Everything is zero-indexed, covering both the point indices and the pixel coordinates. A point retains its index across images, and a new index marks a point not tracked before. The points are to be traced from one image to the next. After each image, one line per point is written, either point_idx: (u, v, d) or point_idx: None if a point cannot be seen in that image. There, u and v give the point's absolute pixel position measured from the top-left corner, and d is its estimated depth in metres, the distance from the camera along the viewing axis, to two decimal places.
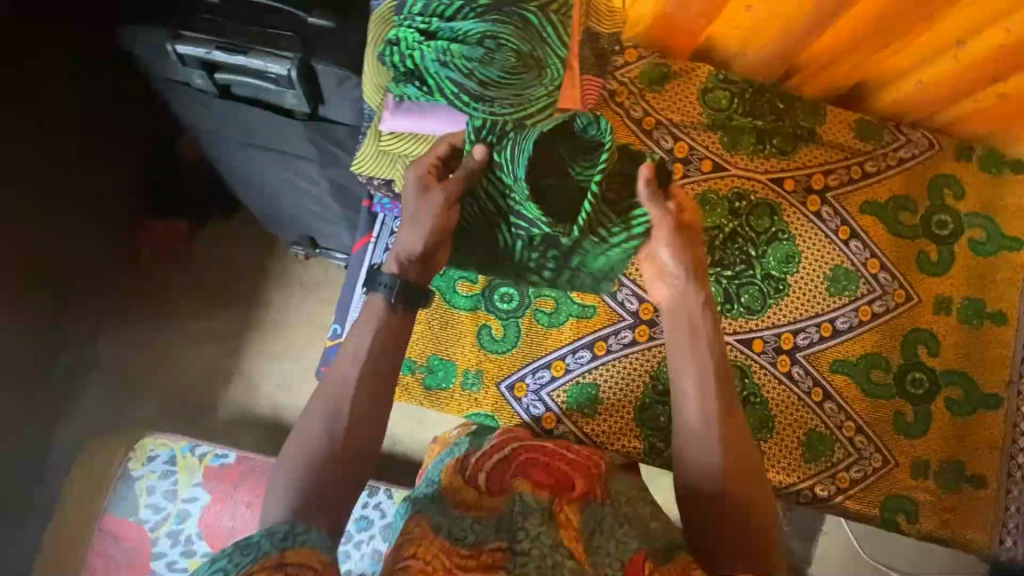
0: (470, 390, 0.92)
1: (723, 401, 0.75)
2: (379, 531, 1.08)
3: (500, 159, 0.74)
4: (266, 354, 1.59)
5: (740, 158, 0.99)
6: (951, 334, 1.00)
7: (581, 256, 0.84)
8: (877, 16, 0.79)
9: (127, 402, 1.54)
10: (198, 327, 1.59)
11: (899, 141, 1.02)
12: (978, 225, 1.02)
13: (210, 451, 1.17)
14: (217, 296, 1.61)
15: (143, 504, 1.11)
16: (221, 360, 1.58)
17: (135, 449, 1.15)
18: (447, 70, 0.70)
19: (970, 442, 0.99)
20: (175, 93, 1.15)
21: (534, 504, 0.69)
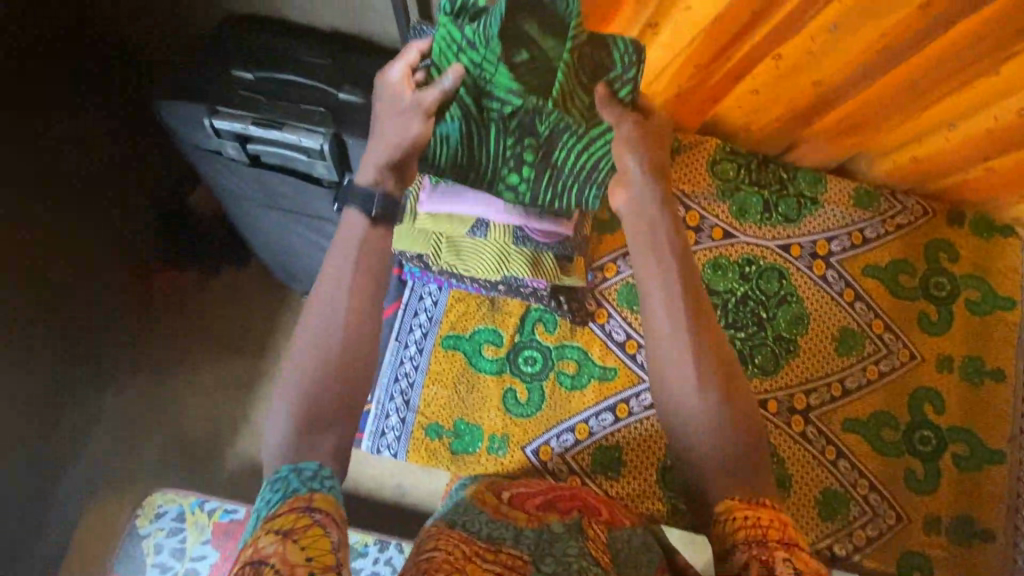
0: (495, 455, 0.94)
1: (695, 308, 0.66)
2: None
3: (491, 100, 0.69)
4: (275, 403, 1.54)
5: (749, 226, 1.05)
6: (955, 392, 1.04)
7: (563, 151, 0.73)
8: (877, 103, 0.86)
9: (128, 452, 1.47)
10: (205, 375, 1.54)
11: (896, 208, 1.08)
12: (973, 286, 1.08)
13: (220, 505, 1.11)
14: (220, 337, 1.56)
15: (148, 564, 1.06)
16: (226, 409, 1.52)
17: (143, 505, 1.10)
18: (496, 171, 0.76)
19: (979, 497, 1.01)
20: (202, 159, 1.18)
21: (562, 527, 0.69)
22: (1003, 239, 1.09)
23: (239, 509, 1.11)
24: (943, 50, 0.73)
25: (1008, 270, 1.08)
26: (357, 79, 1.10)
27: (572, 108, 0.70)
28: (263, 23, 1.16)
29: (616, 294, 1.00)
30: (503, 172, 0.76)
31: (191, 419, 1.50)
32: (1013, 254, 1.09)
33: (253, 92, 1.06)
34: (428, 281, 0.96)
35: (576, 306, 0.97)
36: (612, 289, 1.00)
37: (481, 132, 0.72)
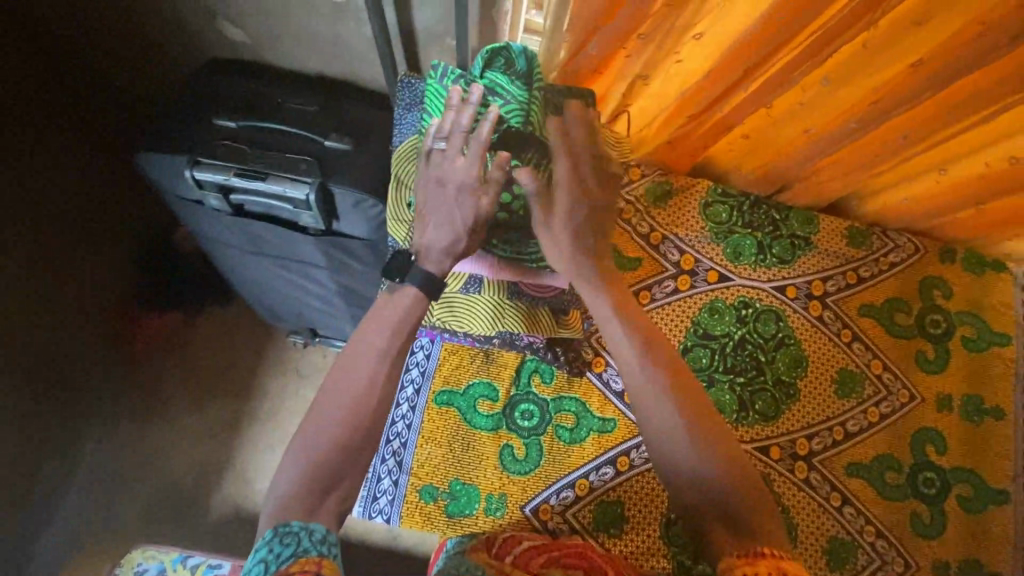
0: (493, 515, 0.90)
1: (645, 342, 0.73)
2: None
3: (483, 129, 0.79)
4: (261, 448, 1.47)
5: (744, 268, 1.04)
6: (955, 431, 1.03)
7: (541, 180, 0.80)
8: (872, 148, 0.86)
9: (103, 510, 1.39)
10: (185, 423, 1.47)
11: (888, 246, 1.08)
12: (968, 322, 1.07)
13: (203, 561, 1.04)
14: (199, 381, 1.50)
15: None
16: (209, 457, 1.45)
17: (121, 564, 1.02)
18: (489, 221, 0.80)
19: (985, 539, 0.99)
20: (183, 208, 1.15)
21: None
22: (996, 274, 1.09)
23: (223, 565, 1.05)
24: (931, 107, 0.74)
25: (1002, 305, 1.08)
26: (344, 125, 1.08)
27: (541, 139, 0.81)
28: (247, 69, 1.15)
29: None
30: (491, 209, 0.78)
31: (172, 470, 1.43)
32: (1006, 289, 1.09)
33: (235, 142, 1.03)
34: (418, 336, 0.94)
35: (572, 357, 0.94)
36: None
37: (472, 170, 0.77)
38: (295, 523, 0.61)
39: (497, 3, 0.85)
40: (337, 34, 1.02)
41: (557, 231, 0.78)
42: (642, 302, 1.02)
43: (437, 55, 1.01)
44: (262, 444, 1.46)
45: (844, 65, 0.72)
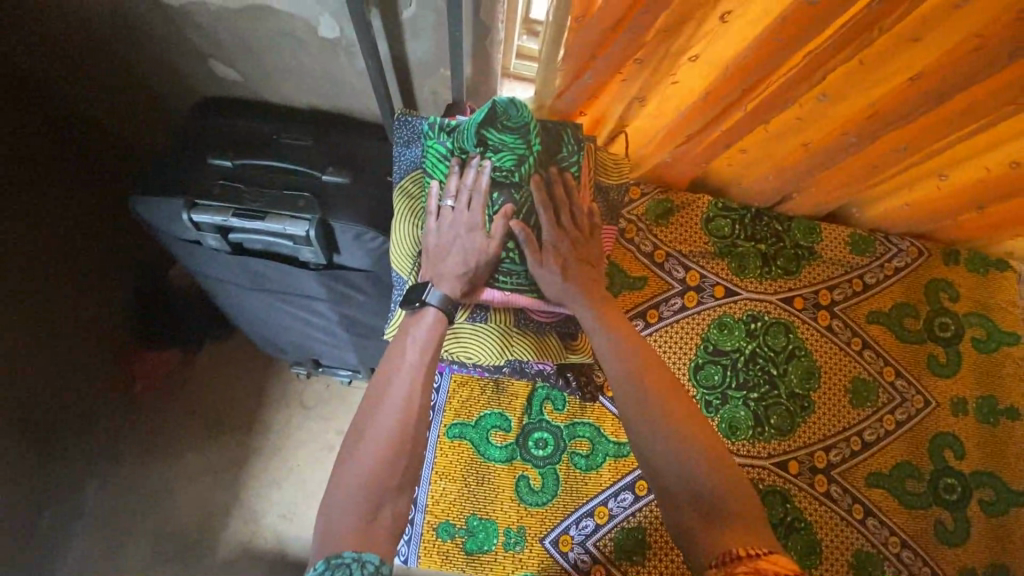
0: (513, 550, 0.88)
1: (646, 371, 0.73)
2: None
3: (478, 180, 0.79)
4: (268, 485, 1.44)
5: (750, 281, 1.04)
6: (972, 435, 1.02)
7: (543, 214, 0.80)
8: (872, 159, 0.86)
9: (109, 557, 1.36)
10: (190, 463, 1.44)
11: (892, 251, 1.08)
12: (976, 324, 1.07)
13: None
14: (202, 420, 1.47)
15: None
16: (215, 497, 1.42)
17: None
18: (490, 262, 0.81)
19: (1011, 543, 0.98)
20: (180, 248, 1.13)
21: None
22: (999, 273, 1.09)
23: None
24: (927, 120, 0.74)
25: (1008, 304, 1.08)
26: (340, 159, 1.08)
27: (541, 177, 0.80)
28: (239, 106, 1.14)
29: None
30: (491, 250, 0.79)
31: (179, 513, 1.40)
32: (1011, 288, 1.09)
33: (232, 181, 1.02)
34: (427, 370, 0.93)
35: (584, 382, 0.93)
36: None
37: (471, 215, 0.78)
38: (347, 553, 0.61)
39: (490, 33, 0.85)
40: (330, 70, 1.02)
41: (551, 268, 0.79)
42: (650, 320, 1.01)
43: (431, 86, 1.01)
44: (270, 480, 1.44)
45: (839, 83, 0.72)
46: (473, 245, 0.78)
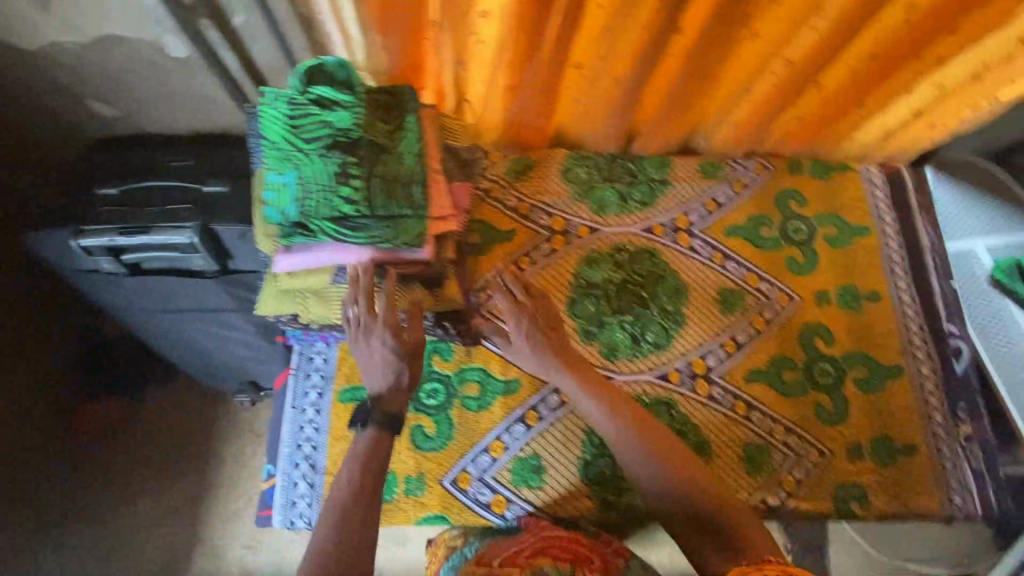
0: (414, 495, 0.93)
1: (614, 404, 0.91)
2: None
3: (314, 134, 0.84)
4: (220, 513, 1.46)
5: (611, 218, 1.12)
6: (840, 322, 1.10)
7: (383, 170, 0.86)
8: (672, 82, 0.98)
9: None
10: (140, 505, 1.45)
11: (740, 171, 1.17)
12: (828, 223, 1.16)
13: None
14: (146, 465, 1.48)
15: None
16: (169, 534, 1.43)
17: None
18: (335, 214, 0.83)
19: (890, 414, 1.05)
20: (85, 283, 1.18)
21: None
22: (841, 175, 1.19)
23: None
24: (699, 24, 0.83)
25: (855, 200, 1.18)
26: (221, 172, 1.15)
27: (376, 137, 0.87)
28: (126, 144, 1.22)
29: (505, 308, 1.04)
30: (335, 203, 0.82)
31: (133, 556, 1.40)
32: (854, 186, 1.19)
33: (117, 206, 1.09)
34: (317, 341, 0.99)
35: (464, 329, 1.00)
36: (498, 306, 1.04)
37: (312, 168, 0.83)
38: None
39: (316, 25, 0.93)
40: (195, 89, 1.10)
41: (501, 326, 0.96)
42: (524, 266, 1.08)
43: None
44: (222, 507, 1.45)
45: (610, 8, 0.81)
46: (388, 338, 0.86)
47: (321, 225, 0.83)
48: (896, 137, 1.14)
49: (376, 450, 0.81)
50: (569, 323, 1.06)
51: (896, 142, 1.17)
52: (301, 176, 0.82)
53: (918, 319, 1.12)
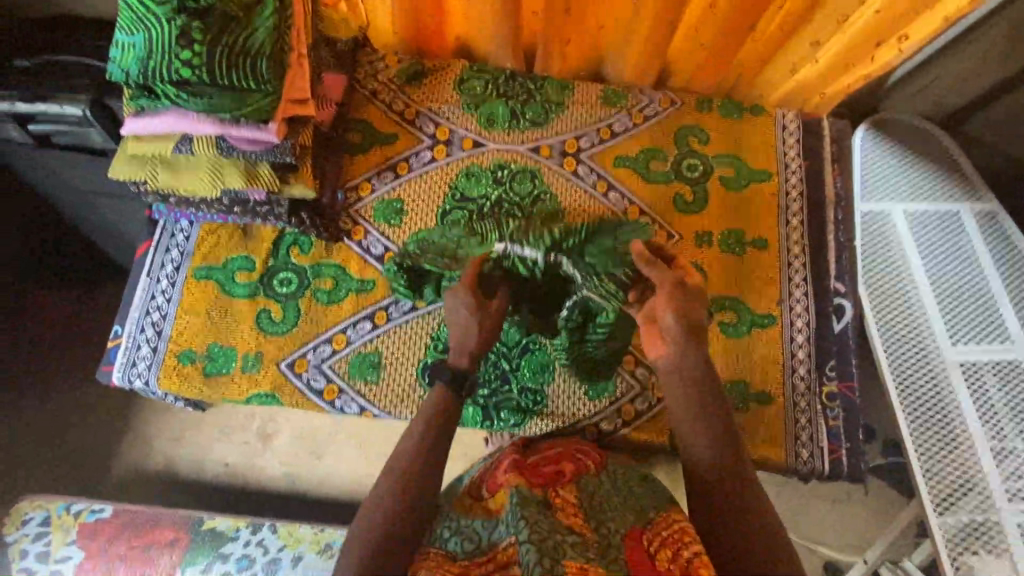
0: (249, 371, 0.96)
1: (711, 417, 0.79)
2: (261, 567, 1.24)
3: (186, 10, 0.80)
4: (177, 434, 1.49)
5: (497, 134, 1.09)
6: (715, 263, 1.07)
7: (225, 50, 0.81)
8: None
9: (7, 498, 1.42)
10: (53, 409, 1.48)
11: (643, 102, 1.13)
12: (726, 164, 1.11)
13: (86, 508, 1.28)
14: (61, 350, 1.50)
15: (15, 569, 1.22)
16: (110, 435, 1.49)
17: (11, 515, 1.26)
18: (178, 95, 0.84)
19: (750, 363, 1.03)
20: (12, 155, 1.21)
21: (530, 495, 0.75)
22: (755, 117, 1.14)
23: (105, 510, 1.29)
24: None
25: (764, 146, 1.13)
26: None
27: (241, 38, 0.82)
28: (38, 28, 1.18)
29: (374, 211, 1.04)
30: (169, 75, 0.81)
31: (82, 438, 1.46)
32: (767, 131, 1.13)
33: (34, 84, 1.08)
34: (195, 219, 0.99)
35: (326, 224, 1.01)
36: (368, 207, 1.04)
37: (163, 34, 0.80)
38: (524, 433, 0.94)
39: None
40: None
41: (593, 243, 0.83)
42: (400, 172, 1.06)
43: None
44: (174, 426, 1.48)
45: None
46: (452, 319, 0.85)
47: (176, 97, 0.84)
48: (810, 84, 1.09)
49: (443, 409, 0.82)
50: None
51: (815, 90, 1.11)
52: (176, 37, 0.80)
53: (804, 269, 1.07)
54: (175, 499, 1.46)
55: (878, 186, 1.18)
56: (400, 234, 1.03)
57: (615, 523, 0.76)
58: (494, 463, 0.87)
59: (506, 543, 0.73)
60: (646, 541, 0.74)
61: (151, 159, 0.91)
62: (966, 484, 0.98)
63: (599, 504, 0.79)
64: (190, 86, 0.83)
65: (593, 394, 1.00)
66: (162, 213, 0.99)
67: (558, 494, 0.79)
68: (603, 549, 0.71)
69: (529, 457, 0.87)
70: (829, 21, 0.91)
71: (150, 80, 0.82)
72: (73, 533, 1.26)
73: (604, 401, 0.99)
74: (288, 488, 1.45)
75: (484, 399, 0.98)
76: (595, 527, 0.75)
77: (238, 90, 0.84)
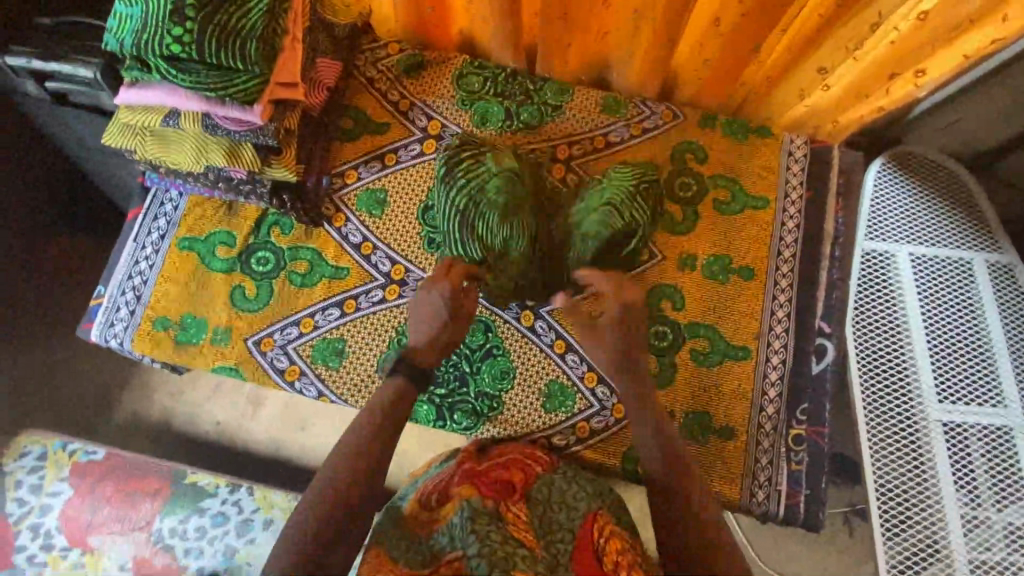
0: (218, 345, 0.99)
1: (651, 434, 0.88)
2: (234, 527, 1.28)
3: None
4: (169, 389, 1.55)
5: (489, 134, 1.08)
6: (695, 287, 1.04)
7: (216, 31, 0.82)
8: None
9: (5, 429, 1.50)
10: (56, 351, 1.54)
11: (644, 114, 1.09)
12: (721, 186, 1.07)
13: (80, 448, 1.34)
14: None
15: (9, 497, 1.29)
16: (105, 382, 1.55)
17: (12, 446, 1.33)
18: (167, 70, 0.85)
19: (717, 394, 1.00)
20: (29, 106, 1.25)
21: (481, 505, 0.73)
22: (761, 140, 1.09)
23: (99, 451, 1.34)
24: None
25: (765, 171, 1.08)
26: None
27: (234, 20, 0.83)
28: None
29: (357, 199, 1.05)
30: (160, 51, 0.83)
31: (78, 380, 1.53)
32: (771, 156, 1.08)
33: (50, 41, 1.11)
34: (182, 190, 1.02)
35: (308, 208, 1.02)
36: (352, 194, 1.05)
37: (159, 11, 0.82)
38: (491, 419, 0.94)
39: None
40: None
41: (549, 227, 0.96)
42: (387, 163, 1.06)
43: None
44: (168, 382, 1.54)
45: None
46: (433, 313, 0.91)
47: (165, 71, 0.85)
48: (823, 110, 1.03)
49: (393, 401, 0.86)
50: (415, 227, 1.04)
51: (828, 118, 1.05)
52: (171, 15, 0.81)
53: (789, 305, 1.03)
54: (159, 450, 1.52)
55: (887, 225, 1.11)
56: (379, 224, 1.04)
57: (564, 534, 0.74)
58: (446, 479, 0.86)
59: (447, 560, 0.67)
60: (595, 541, 0.73)
61: (141, 128, 0.94)
62: (926, 548, 0.95)
63: (548, 520, 0.76)
64: (179, 63, 0.84)
65: (550, 407, 0.99)
66: (152, 181, 1.02)
67: (511, 507, 0.76)
68: (552, 566, 0.67)
69: (477, 469, 0.86)
70: (838, 50, 0.85)
71: (143, 54, 0.84)
72: (65, 470, 1.31)
73: (560, 415, 0.98)
74: (266, 454, 1.50)
75: (440, 398, 0.99)
76: (545, 544, 0.71)
77: (226, 71, 0.85)
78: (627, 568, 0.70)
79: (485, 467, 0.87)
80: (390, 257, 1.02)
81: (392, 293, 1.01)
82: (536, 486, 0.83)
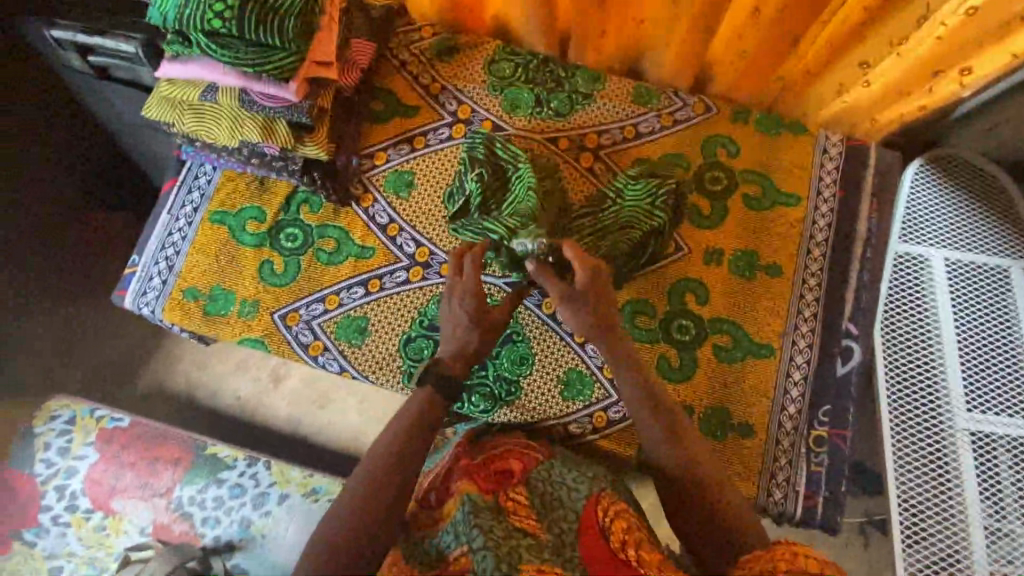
0: (245, 317, 1.01)
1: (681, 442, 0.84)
2: (250, 499, 1.30)
3: None
4: (193, 361, 1.59)
5: (519, 120, 1.07)
6: (720, 282, 1.02)
7: (256, 6, 0.83)
8: None
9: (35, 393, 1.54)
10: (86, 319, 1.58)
11: (676, 105, 1.08)
12: (752, 181, 1.05)
13: (107, 414, 1.37)
14: None
15: (38, 459, 1.33)
16: (132, 351, 1.59)
17: (42, 409, 1.37)
18: (206, 44, 0.86)
19: (738, 391, 0.99)
20: (72, 79, 1.28)
21: (482, 501, 0.75)
22: (795, 136, 1.07)
23: (124, 419, 1.38)
24: None
25: (798, 168, 1.06)
26: None
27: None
28: None
29: (385, 181, 1.05)
30: (201, 25, 0.84)
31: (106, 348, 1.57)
32: (804, 152, 1.06)
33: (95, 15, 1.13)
34: (217, 165, 1.04)
35: (337, 187, 1.03)
36: (380, 175, 1.06)
37: None
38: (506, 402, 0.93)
39: None
40: None
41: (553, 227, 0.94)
42: (416, 145, 1.06)
43: None
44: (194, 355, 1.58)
45: None
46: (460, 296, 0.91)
47: (205, 45, 0.86)
48: (861, 108, 1.01)
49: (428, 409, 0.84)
50: (441, 210, 1.04)
51: (866, 116, 1.03)
52: None
53: (817, 305, 1.01)
54: (180, 420, 1.55)
55: (921, 228, 1.08)
56: (406, 207, 1.04)
57: (565, 518, 0.77)
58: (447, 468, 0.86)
59: (455, 556, 0.72)
60: (599, 522, 0.76)
61: (182, 102, 0.96)
62: (947, 558, 0.93)
63: (548, 500, 0.79)
64: (219, 37, 0.85)
65: (569, 395, 0.99)
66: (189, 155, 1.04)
67: (511, 496, 0.79)
68: (557, 549, 0.72)
69: (474, 459, 0.86)
70: (880, 45, 0.83)
71: (184, 27, 0.85)
72: (92, 435, 1.35)
73: (577, 404, 0.98)
74: (284, 429, 1.53)
75: None
76: (547, 527, 0.75)
77: (263, 46, 0.86)
78: (636, 546, 0.73)
79: (483, 455, 0.87)
80: (415, 239, 1.03)
81: (416, 275, 1.01)
82: (536, 471, 0.83)
